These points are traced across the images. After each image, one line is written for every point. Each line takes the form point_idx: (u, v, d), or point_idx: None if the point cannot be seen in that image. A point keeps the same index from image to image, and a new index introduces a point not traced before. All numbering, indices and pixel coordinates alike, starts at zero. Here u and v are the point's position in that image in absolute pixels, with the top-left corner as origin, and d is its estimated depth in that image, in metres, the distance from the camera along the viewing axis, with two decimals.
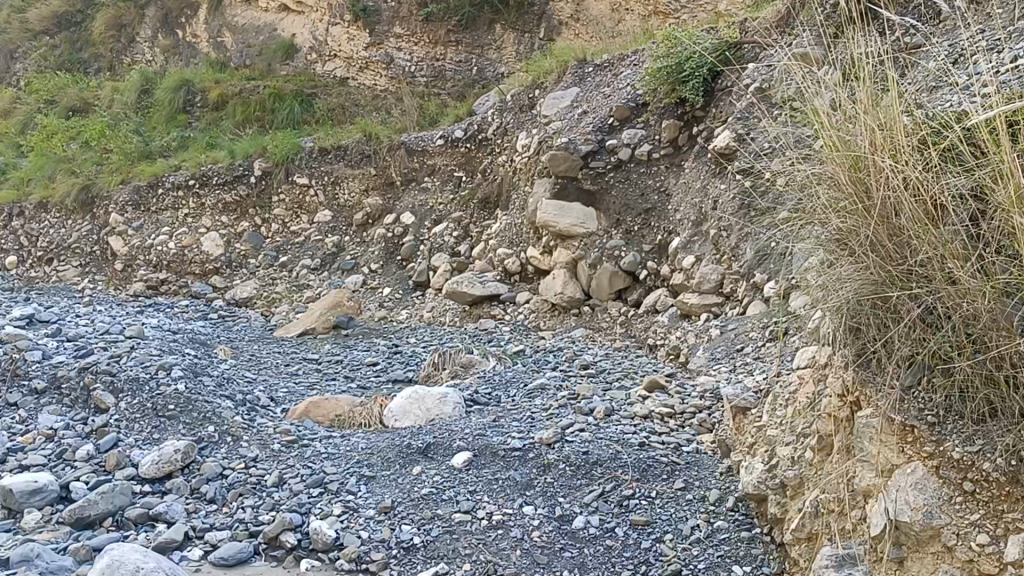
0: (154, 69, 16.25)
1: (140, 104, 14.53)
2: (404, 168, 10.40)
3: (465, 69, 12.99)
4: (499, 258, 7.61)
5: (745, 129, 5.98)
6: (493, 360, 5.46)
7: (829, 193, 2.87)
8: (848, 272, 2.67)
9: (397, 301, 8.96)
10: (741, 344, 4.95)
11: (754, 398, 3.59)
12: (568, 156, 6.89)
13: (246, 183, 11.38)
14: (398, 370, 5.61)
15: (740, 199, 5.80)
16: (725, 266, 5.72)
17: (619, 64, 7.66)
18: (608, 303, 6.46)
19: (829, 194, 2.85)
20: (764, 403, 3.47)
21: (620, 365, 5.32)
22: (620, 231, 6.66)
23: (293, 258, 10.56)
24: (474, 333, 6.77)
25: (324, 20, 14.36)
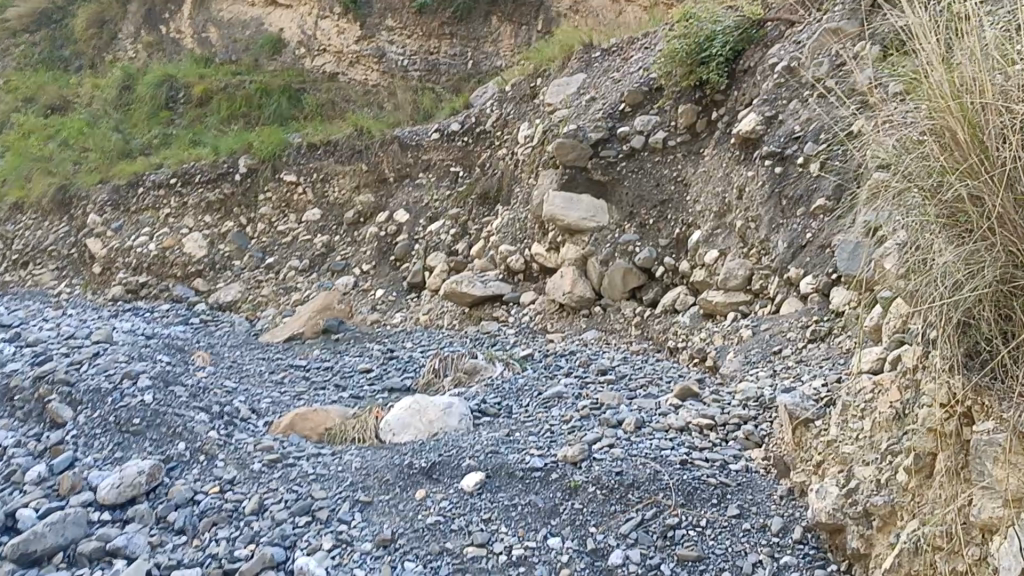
0: (137, 65, 15.71)
1: (120, 101, 13.98)
2: (397, 164, 9.87)
3: (460, 63, 12.49)
4: (501, 257, 7.08)
5: (773, 110, 5.44)
6: (499, 365, 4.93)
7: (926, 154, 2.36)
8: (960, 252, 2.19)
9: (391, 304, 8.45)
10: (778, 346, 4.42)
11: (816, 408, 3.07)
12: (577, 144, 6.39)
13: (231, 181, 10.84)
14: (394, 377, 5.08)
15: (769, 185, 5.22)
16: (753, 261, 5.17)
17: (629, 48, 7.14)
18: (621, 303, 5.94)
19: (927, 155, 2.35)
20: (830, 413, 2.95)
21: (642, 370, 4.80)
22: (634, 224, 6.14)
23: (281, 259, 10.06)
24: (475, 336, 6.25)
25: (313, 14, 13.85)
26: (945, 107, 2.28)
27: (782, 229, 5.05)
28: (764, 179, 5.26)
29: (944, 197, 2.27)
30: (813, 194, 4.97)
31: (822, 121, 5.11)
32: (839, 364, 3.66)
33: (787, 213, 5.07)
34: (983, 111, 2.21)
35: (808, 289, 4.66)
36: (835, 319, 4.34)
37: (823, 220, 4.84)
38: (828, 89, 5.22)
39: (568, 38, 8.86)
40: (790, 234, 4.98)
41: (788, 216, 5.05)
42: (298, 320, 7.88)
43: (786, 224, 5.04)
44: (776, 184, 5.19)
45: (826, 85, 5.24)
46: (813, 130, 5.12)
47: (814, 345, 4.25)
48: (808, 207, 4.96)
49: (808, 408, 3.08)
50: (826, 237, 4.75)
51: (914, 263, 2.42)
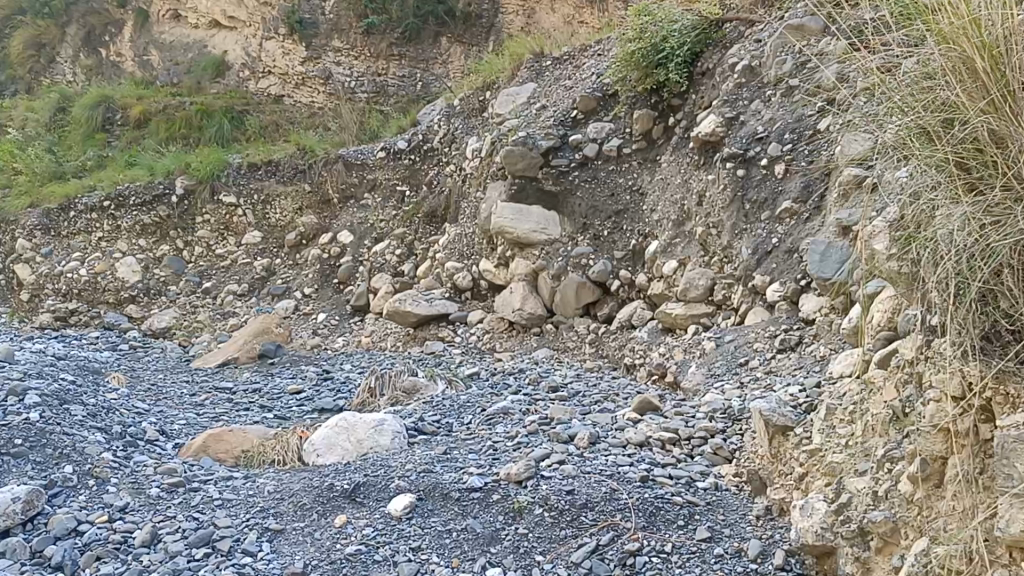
0: (74, 88, 15.18)
1: (54, 123, 13.42)
2: (342, 184, 9.43)
3: (409, 85, 12.16)
4: (447, 274, 6.68)
5: (733, 112, 5.12)
6: (441, 384, 4.51)
7: (939, 89, 2.05)
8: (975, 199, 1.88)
9: (333, 328, 8.01)
10: (744, 357, 4.05)
11: (795, 415, 2.68)
12: (526, 151, 6.01)
13: (167, 203, 10.30)
14: (326, 398, 4.62)
15: (731, 188, 4.88)
16: (715, 270, 4.81)
17: (581, 56, 6.82)
18: (575, 320, 5.56)
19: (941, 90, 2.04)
20: (812, 420, 2.57)
21: (597, 387, 4.41)
22: (587, 236, 5.78)
23: (218, 284, 9.57)
24: (419, 356, 5.83)
25: (257, 34, 13.43)
26: (963, 29, 1.97)
27: (745, 235, 4.70)
28: (725, 182, 4.92)
29: (955, 137, 1.97)
30: (778, 197, 4.64)
31: (785, 121, 4.80)
32: (816, 371, 3.29)
33: (751, 218, 4.72)
34: (1009, 39, 1.90)
35: (775, 296, 4.30)
36: (805, 328, 3.99)
37: (790, 224, 4.50)
38: (791, 89, 4.93)
39: (518, 51, 8.55)
40: (754, 239, 4.63)
41: (752, 220, 4.71)
42: (233, 345, 7.41)
43: (749, 229, 4.70)
44: (738, 186, 4.84)
45: (789, 84, 4.95)
46: (777, 131, 4.80)
47: (784, 355, 3.89)
48: (772, 211, 4.62)
49: (786, 415, 2.68)
50: (793, 241, 4.41)
51: (915, 216, 2.12)
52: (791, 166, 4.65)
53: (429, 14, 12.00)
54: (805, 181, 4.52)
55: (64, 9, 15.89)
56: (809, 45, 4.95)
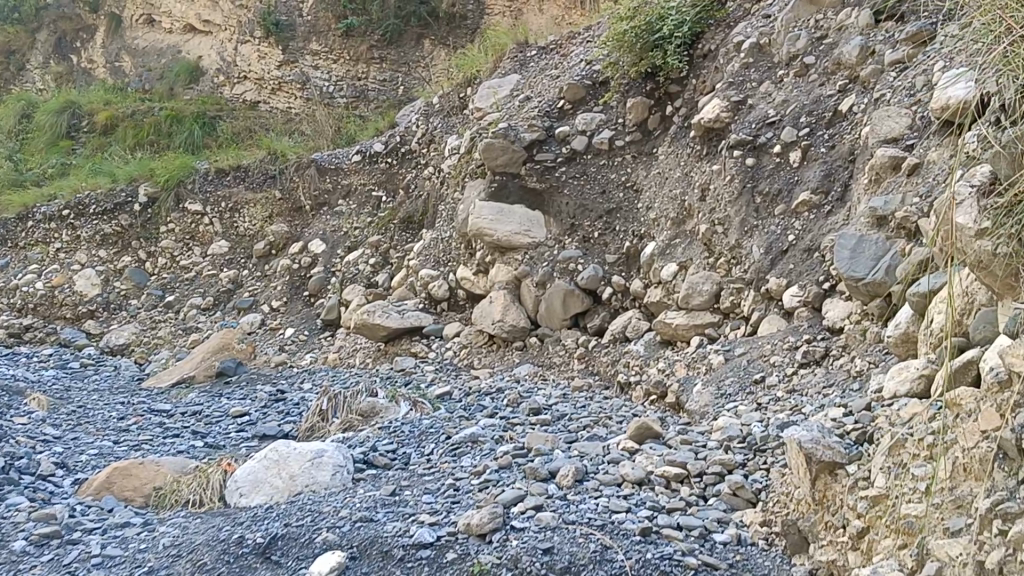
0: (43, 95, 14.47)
1: (18, 130, 12.75)
2: (315, 190, 8.78)
3: (390, 90, 11.53)
4: (421, 283, 6.04)
5: (740, 95, 4.50)
6: (405, 406, 3.85)
7: None
8: None
9: (301, 344, 7.34)
10: (759, 373, 3.42)
11: (847, 449, 2.08)
12: (508, 145, 5.40)
13: (129, 211, 9.68)
14: (272, 422, 3.96)
15: (738, 179, 4.25)
16: (721, 274, 4.18)
17: (568, 44, 6.21)
18: (561, 333, 4.91)
19: None
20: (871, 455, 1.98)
21: (585, 409, 3.77)
22: (575, 238, 5.15)
23: (182, 296, 8.89)
24: (387, 374, 5.18)
25: (232, 39, 12.75)
26: None
27: (756, 233, 4.08)
28: (731, 172, 4.30)
29: None
30: (794, 188, 4.01)
31: (801, 102, 4.19)
32: (856, 392, 2.66)
33: (763, 212, 4.10)
34: None
35: (793, 302, 3.67)
36: (831, 338, 3.36)
37: (808, 218, 3.88)
38: (807, 67, 4.31)
39: (501, 45, 7.92)
40: (766, 237, 4.01)
41: (764, 216, 4.09)
42: (189, 363, 6.75)
43: (761, 225, 4.08)
44: (746, 177, 4.22)
45: (804, 62, 4.32)
46: (791, 114, 4.19)
47: (808, 371, 3.26)
48: (788, 204, 4.01)
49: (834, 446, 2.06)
50: (813, 238, 3.80)
51: None
52: (808, 153, 4.03)
53: (411, 14, 11.42)
54: (826, 169, 3.90)
55: (33, 15, 15.20)
56: (827, 19, 4.35)
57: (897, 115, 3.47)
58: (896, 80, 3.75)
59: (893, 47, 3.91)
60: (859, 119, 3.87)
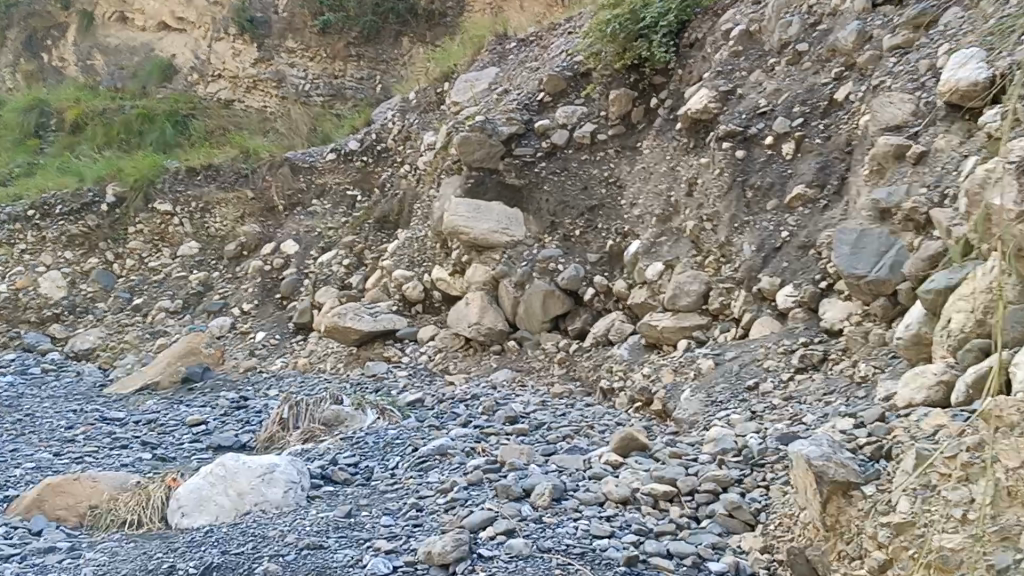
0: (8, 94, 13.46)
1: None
2: (287, 190, 8.48)
3: (367, 88, 11.21)
4: (395, 285, 5.78)
5: (729, 85, 4.26)
6: (372, 414, 3.58)
7: None
8: None
9: (273, 349, 7.01)
10: (752, 379, 3.17)
11: (864, 470, 1.91)
12: (485, 139, 5.15)
13: (95, 212, 9.09)
14: (230, 432, 3.68)
15: (728, 172, 4.00)
16: (710, 273, 3.92)
17: (549, 35, 5.95)
18: (541, 336, 4.67)
19: None
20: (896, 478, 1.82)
21: (566, 418, 3.51)
22: (556, 236, 4.91)
23: (150, 300, 8.43)
24: (358, 380, 4.90)
25: (206, 35, 12.24)
26: None
27: (747, 229, 3.83)
28: (720, 165, 4.05)
29: None
30: (788, 181, 3.78)
31: (794, 91, 3.95)
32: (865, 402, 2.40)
33: (754, 208, 3.86)
34: None
35: (788, 303, 3.43)
36: (829, 341, 3.13)
37: (802, 214, 3.64)
38: (800, 54, 4.07)
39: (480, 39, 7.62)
40: (758, 234, 3.77)
41: (756, 211, 3.84)
42: (154, 368, 6.44)
43: (752, 222, 3.83)
44: (736, 170, 3.97)
45: (797, 49, 4.09)
46: (784, 103, 3.95)
47: (805, 376, 3.02)
48: (781, 199, 3.77)
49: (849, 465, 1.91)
50: (808, 234, 3.56)
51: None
52: (802, 145, 3.80)
53: (388, 11, 11.19)
54: (822, 162, 3.67)
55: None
56: (821, 5, 4.12)
57: (900, 100, 3.23)
58: (895, 66, 3.52)
59: (892, 32, 3.68)
60: (857, 108, 3.64)
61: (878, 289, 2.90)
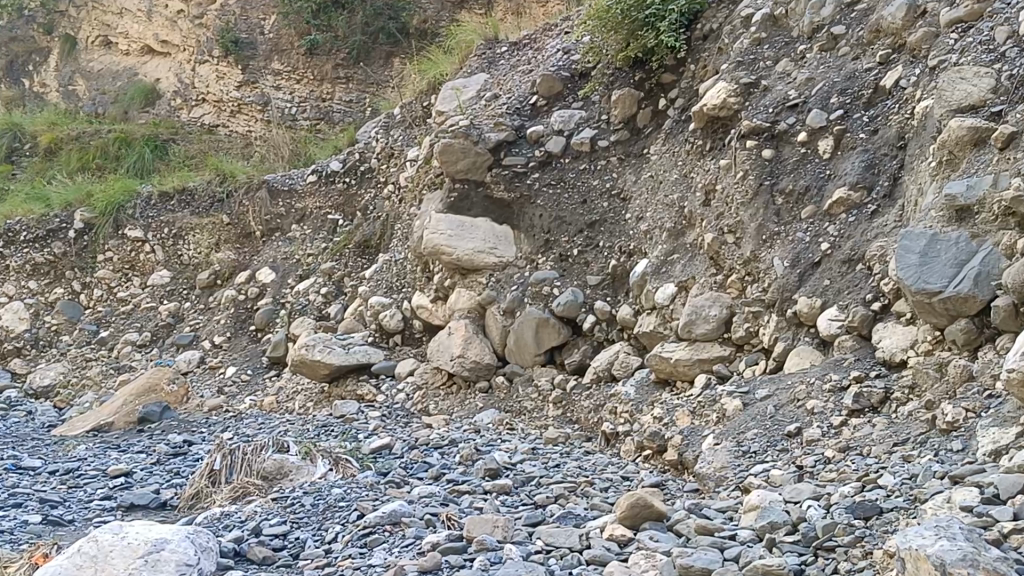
0: None
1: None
2: (265, 214, 7.24)
3: (357, 113, 8.84)
4: (371, 313, 5.14)
5: (752, 76, 3.66)
6: (323, 464, 2.91)
7: None
8: None
9: (243, 387, 6.09)
10: (792, 424, 2.52)
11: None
12: (469, 147, 4.53)
13: (64, 238, 8.05)
14: (151, 486, 3.01)
15: (753, 174, 3.37)
16: (732, 295, 3.29)
17: (544, 37, 5.36)
18: (534, 372, 4.01)
19: None
20: None
21: (560, 470, 2.85)
22: (551, 256, 4.27)
23: (117, 332, 7.34)
24: (323, 422, 4.22)
25: (191, 59, 9.94)
26: None
27: (778, 242, 3.20)
28: (743, 166, 3.41)
29: None
30: (826, 184, 3.16)
31: (831, 79, 3.35)
32: (970, 467, 1.78)
33: (786, 216, 3.24)
34: None
35: (832, 329, 2.81)
36: (888, 376, 2.50)
37: (845, 221, 3.03)
38: (834, 38, 3.47)
39: (470, 42, 6.45)
40: (792, 246, 3.14)
41: (788, 220, 3.22)
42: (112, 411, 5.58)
43: (783, 232, 3.21)
44: (762, 171, 3.35)
45: (831, 32, 3.49)
46: (819, 93, 3.34)
47: (861, 420, 2.39)
48: (818, 205, 3.15)
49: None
50: (853, 246, 2.94)
51: None
52: (843, 141, 3.18)
53: (379, 30, 8.80)
54: (867, 160, 3.06)
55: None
56: None
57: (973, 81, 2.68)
58: (958, 43, 2.92)
59: (950, 5, 3.08)
60: (908, 95, 3.04)
61: (967, 305, 2.28)
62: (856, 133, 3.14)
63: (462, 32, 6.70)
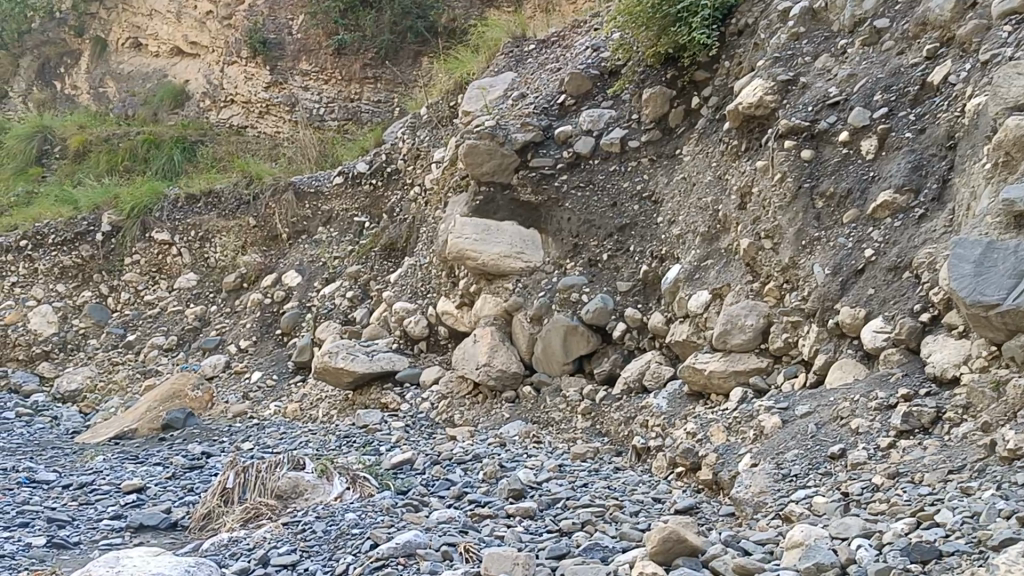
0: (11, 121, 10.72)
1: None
2: (291, 216, 6.93)
3: (386, 113, 8.58)
4: (396, 319, 5.02)
5: (789, 73, 3.49)
6: (340, 482, 2.78)
7: None
8: None
9: (268, 391, 5.84)
10: (836, 445, 2.36)
11: None
12: (495, 148, 4.38)
13: (91, 241, 7.61)
14: (162, 505, 2.89)
15: (792, 176, 3.21)
16: (770, 303, 3.13)
17: (573, 34, 5.22)
18: (562, 381, 3.86)
19: None
20: None
21: (589, 490, 2.70)
22: (579, 261, 4.13)
23: (144, 335, 6.95)
24: (345, 433, 4.08)
25: (219, 60, 9.65)
26: None
27: (819, 247, 3.04)
28: (781, 168, 3.24)
29: None
30: (870, 186, 2.99)
31: (874, 75, 3.18)
32: None
33: (826, 220, 3.07)
34: None
35: (877, 341, 2.64)
36: (939, 394, 2.33)
37: (891, 226, 2.86)
38: (877, 32, 3.31)
39: (497, 39, 6.34)
40: (833, 252, 2.98)
41: (828, 224, 3.06)
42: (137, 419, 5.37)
43: (824, 238, 3.04)
44: (802, 173, 3.18)
45: (874, 26, 3.32)
46: (861, 91, 3.17)
47: (912, 442, 2.23)
48: (861, 208, 2.98)
49: None
50: (899, 252, 2.78)
51: None
52: (887, 140, 3.02)
53: (407, 29, 8.60)
54: (914, 160, 2.90)
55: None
56: None
57: None
58: (1013, 36, 2.76)
59: None
60: (958, 92, 2.87)
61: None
62: (901, 133, 2.98)
63: (490, 30, 6.52)
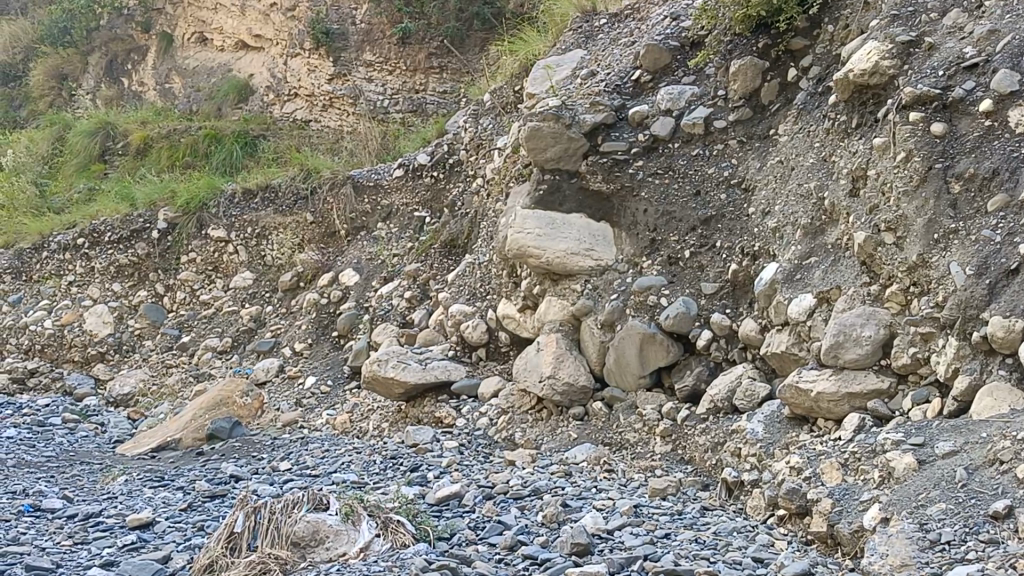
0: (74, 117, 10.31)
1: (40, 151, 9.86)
2: (350, 211, 6.42)
3: (451, 103, 8.06)
4: (453, 323, 4.52)
5: (911, 33, 2.91)
6: (369, 530, 2.32)
7: None
8: None
9: (322, 399, 5.34)
10: (1000, 501, 1.85)
11: None
12: (561, 131, 3.83)
13: (146, 239, 7.11)
14: (160, 551, 2.45)
15: (919, 155, 2.65)
16: (892, 310, 2.56)
17: (648, 7, 4.70)
18: (638, 397, 3.33)
19: None
20: None
21: (675, 544, 2.19)
22: (657, 259, 3.59)
23: (198, 337, 6.45)
24: (393, 453, 3.59)
25: (283, 53, 9.18)
26: None
27: (956, 242, 2.48)
28: (906, 145, 2.68)
29: None
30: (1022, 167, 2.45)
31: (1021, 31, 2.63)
32: None
33: (965, 208, 2.52)
34: None
35: None
36: None
37: None
38: None
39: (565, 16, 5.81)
40: (976, 247, 2.43)
41: (968, 214, 2.50)
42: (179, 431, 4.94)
43: (963, 230, 2.49)
44: (932, 151, 2.62)
45: None
46: (1006, 49, 2.62)
47: None
48: (1010, 195, 2.44)
49: None
50: None
51: None
52: None
53: (474, 15, 8.16)
54: None
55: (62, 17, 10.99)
56: None
57: None
58: None
59: None
60: None
61: None
62: None
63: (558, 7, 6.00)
